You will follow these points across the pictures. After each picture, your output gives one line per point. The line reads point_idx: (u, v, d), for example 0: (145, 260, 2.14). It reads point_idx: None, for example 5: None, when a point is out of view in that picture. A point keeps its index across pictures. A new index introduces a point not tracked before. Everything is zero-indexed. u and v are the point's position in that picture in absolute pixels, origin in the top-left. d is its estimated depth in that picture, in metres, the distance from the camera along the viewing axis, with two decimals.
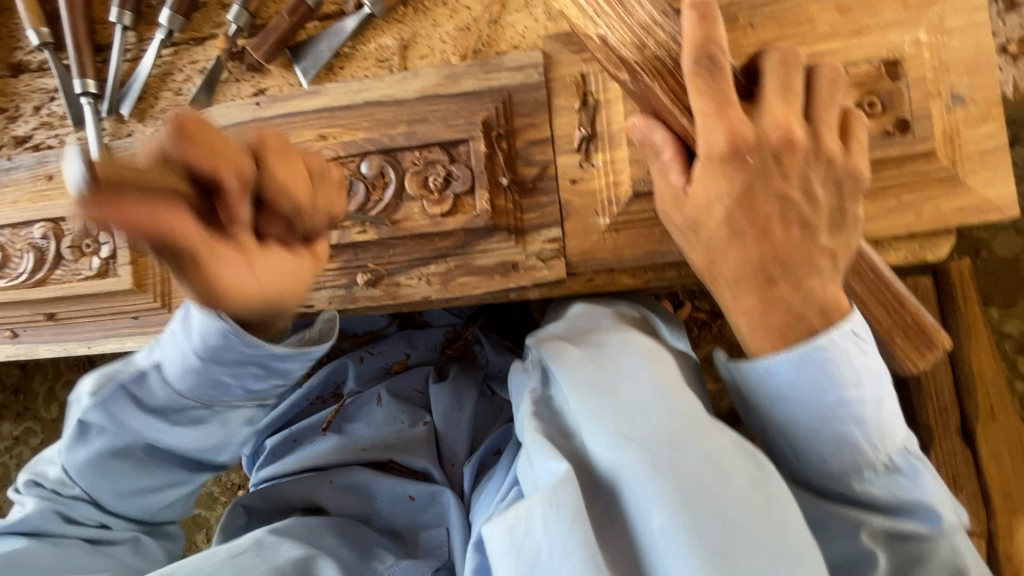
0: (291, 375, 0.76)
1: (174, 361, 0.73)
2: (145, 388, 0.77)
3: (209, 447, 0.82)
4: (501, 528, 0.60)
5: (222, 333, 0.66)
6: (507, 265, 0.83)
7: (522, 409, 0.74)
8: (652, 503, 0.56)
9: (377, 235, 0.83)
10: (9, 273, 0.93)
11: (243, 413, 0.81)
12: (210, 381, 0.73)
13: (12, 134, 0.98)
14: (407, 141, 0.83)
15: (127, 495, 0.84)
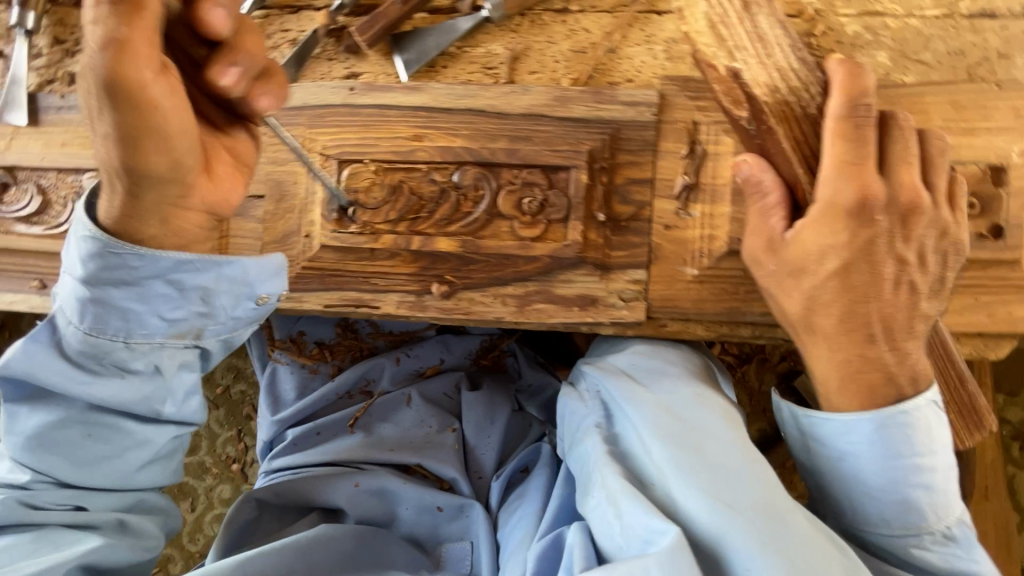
0: (214, 300, 0.67)
1: (72, 300, 0.65)
2: (59, 335, 0.66)
3: (151, 398, 0.69)
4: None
5: (97, 241, 0.62)
6: (588, 299, 0.81)
7: (595, 451, 0.74)
8: (763, 570, 0.60)
9: (461, 248, 0.81)
10: (47, 220, 0.86)
11: (183, 354, 0.69)
12: (108, 309, 0.64)
13: (67, 70, 0.90)
14: (508, 157, 0.81)
15: (88, 465, 0.71)
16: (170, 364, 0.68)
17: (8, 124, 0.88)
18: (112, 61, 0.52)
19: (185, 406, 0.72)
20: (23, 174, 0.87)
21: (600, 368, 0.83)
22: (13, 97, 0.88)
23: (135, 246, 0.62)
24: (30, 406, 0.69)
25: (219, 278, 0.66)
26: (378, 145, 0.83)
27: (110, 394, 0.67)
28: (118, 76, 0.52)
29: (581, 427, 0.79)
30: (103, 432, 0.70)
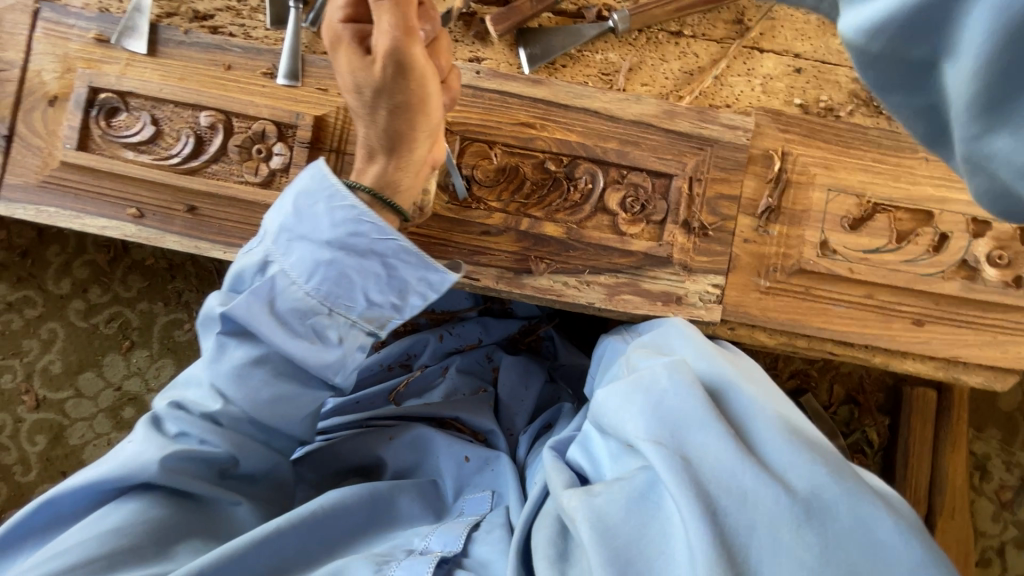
0: (408, 294, 0.78)
1: (303, 261, 0.74)
2: (276, 292, 0.75)
3: (328, 365, 0.77)
4: (626, 382, 0.72)
5: (349, 212, 0.73)
6: (671, 296, 0.90)
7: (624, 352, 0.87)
8: (757, 401, 0.68)
9: (565, 234, 0.88)
10: (158, 152, 0.87)
11: (360, 335, 0.78)
12: (335, 277, 0.74)
13: (191, 6, 0.92)
14: (618, 158, 0.88)
15: (261, 408, 0.79)
16: (354, 339, 0.77)
17: (125, 50, 0.88)
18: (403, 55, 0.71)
19: (348, 381, 0.82)
20: (136, 102, 0.87)
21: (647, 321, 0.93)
22: (134, 24, 0.88)
23: (381, 226, 0.74)
24: (239, 341, 0.77)
25: (419, 278, 0.77)
26: (500, 129, 0.88)
27: (307, 352, 0.76)
28: (406, 68, 0.71)
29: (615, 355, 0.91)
30: (288, 372, 0.79)
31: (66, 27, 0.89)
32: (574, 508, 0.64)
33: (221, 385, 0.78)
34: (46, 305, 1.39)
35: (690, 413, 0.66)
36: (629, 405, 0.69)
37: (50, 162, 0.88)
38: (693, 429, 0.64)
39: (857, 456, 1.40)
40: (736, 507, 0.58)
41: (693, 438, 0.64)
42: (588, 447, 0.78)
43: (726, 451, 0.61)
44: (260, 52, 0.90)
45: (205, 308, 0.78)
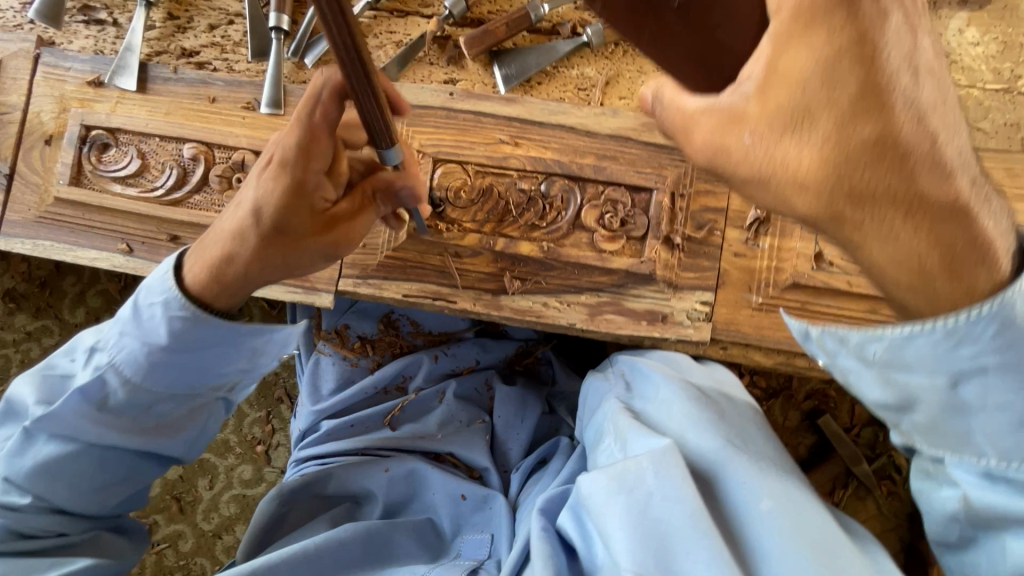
0: (258, 358, 0.84)
1: (129, 356, 0.78)
2: (106, 389, 0.79)
3: (177, 443, 0.87)
4: (607, 475, 0.69)
5: (188, 317, 0.76)
6: (656, 315, 0.86)
7: (611, 409, 0.83)
8: (756, 492, 0.67)
9: (542, 253, 0.85)
10: (144, 184, 0.90)
11: (202, 403, 0.85)
12: (165, 368, 0.78)
13: (179, 44, 0.95)
14: (595, 174, 0.85)
15: (89, 491, 0.84)
16: (201, 412, 0.86)
17: (115, 88, 0.92)
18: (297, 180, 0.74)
19: (191, 450, 0.91)
20: (125, 137, 0.91)
21: (632, 359, 0.92)
22: (125, 63, 0.92)
23: (204, 314, 0.76)
24: (99, 410, 0.80)
25: (267, 341, 0.83)
26: (474, 150, 0.87)
27: (167, 436, 0.85)
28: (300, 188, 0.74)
29: (599, 400, 0.89)
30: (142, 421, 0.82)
31: (63, 70, 0.93)
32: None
33: (54, 450, 0.80)
34: (63, 333, 1.45)
35: (676, 530, 0.64)
36: (611, 510, 0.66)
37: (46, 198, 0.92)
38: (681, 549, 0.63)
39: (885, 483, 1.30)
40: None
41: (678, 562, 0.62)
42: (578, 518, 0.78)
43: (717, 573, 0.60)
44: (242, 85, 0.92)
45: (4, 401, 0.82)
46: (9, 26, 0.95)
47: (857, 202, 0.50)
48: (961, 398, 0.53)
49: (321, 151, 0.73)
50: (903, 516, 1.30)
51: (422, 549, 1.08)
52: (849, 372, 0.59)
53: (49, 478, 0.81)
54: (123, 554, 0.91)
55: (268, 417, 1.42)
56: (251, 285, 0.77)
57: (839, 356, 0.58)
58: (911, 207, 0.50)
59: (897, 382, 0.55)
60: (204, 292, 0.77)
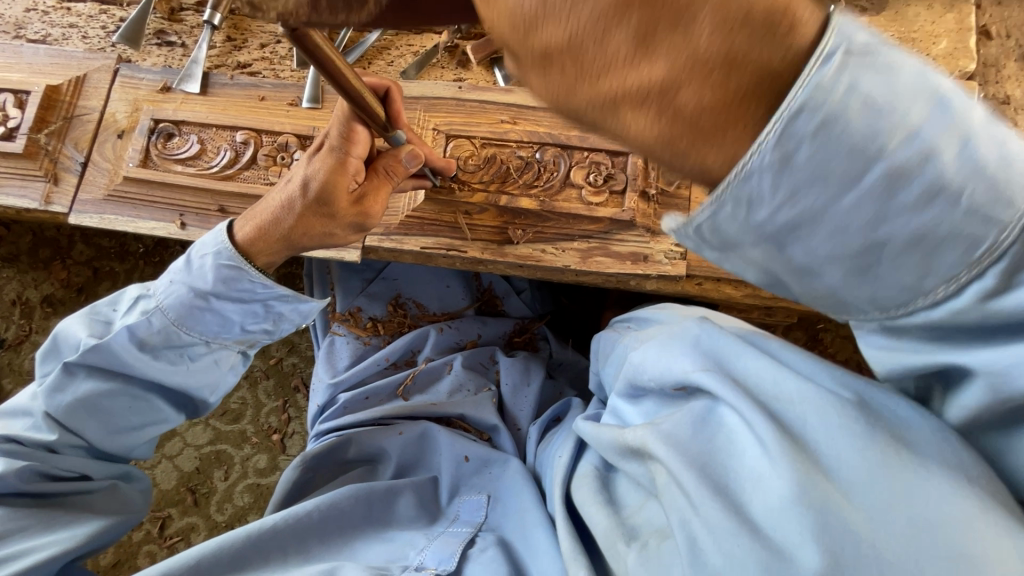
0: (281, 321, 0.95)
1: (177, 302, 0.88)
2: (145, 330, 0.88)
3: (201, 385, 0.95)
4: (658, 338, 0.75)
5: (234, 271, 0.87)
6: (639, 255, 1.00)
7: (626, 340, 0.97)
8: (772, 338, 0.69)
9: (539, 207, 1.01)
10: (201, 164, 1.07)
11: (233, 355, 0.95)
12: (215, 315, 0.90)
13: (235, 59, 1.16)
14: (580, 143, 1.03)
15: (113, 432, 0.92)
16: (228, 363, 0.95)
17: (182, 91, 1.11)
18: (328, 172, 0.89)
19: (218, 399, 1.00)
20: (187, 128, 1.09)
21: (637, 315, 1.09)
22: (190, 72, 1.12)
23: (252, 273, 0.88)
24: (141, 346, 0.88)
25: (292, 310, 0.94)
26: (480, 127, 1.05)
27: (194, 378, 0.93)
28: (333, 175, 0.89)
29: (614, 343, 1.03)
30: (175, 362, 0.91)
31: (138, 80, 1.13)
32: (644, 438, 0.66)
33: (91, 386, 0.88)
34: None
35: (726, 349, 0.67)
36: (670, 354, 0.71)
37: (114, 179, 1.08)
38: (735, 356, 0.65)
39: None
40: (787, 409, 0.58)
41: (737, 365, 0.64)
42: (618, 413, 0.80)
43: (770, 366, 0.62)
44: (287, 86, 1.11)
45: (59, 335, 0.91)
46: (95, 49, 1.17)
47: (683, 128, 0.36)
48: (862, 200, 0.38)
49: (359, 138, 0.91)
50: None
51: (421, 514, 1.08)
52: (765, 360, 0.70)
53: (84, 412, 0.89)
54: (134, 504, 0.97)
55: (285, 407, 1.50)
56: (291, 245, 0.92)
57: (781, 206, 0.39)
58: (732, 111, 0.35)
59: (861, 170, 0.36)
60: (251, 246, 0.90)
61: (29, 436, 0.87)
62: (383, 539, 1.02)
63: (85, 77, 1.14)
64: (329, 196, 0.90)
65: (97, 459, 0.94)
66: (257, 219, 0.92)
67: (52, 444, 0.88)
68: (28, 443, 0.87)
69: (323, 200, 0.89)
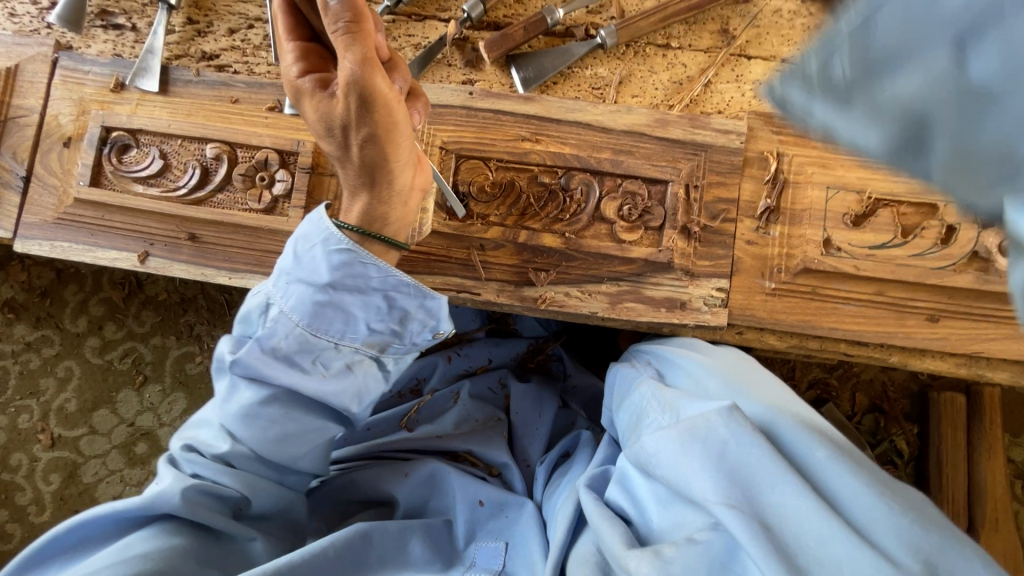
0: (408, 321, 0.76)
1: (301, 303, 0.73)
2: (276, 338, 0.74)
3: (342, 397, 0.77)
4: (677, 431, 0.69)
5: (349, 254, 0.72)
6: (675, 301, 0.88)
7: (649, 388, 0.83)
8: (813, 442, 0.69)
9: (564, 244, 0.88)
10: (165, 184, 0.91)
11: (365, 361, 0.77)
12: (339, 312, 0.73)
13: (199, 48, 0.97)
14: (612, 167, 0.89)
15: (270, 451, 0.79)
16: (359, 370, 0.77)
17: (138, 89, 0.93)
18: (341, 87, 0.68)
19: (360, 410, 0.81)
20: (146, 138, 0.92)
21: (654, 344, 0.94)
22: (146, 65, 0.93)
23: (366, 256, 0.72)
24: (284, 357, 0.74)
25: (419, 307, 0.75)
26: (495, 145, 0.89)
27: (323, 391, 0.75)
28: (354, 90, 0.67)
29: (632, 384, 0.88)
30: (309, 369, 0.75)
31: (82, 73, 0.94)
32: (644, 568, 0.62)
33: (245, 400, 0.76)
34: (64, 343, 1.42)
35: (758, 470, 0.65)
36: (688, 460, 0.67)
37: (64, 199, 0.91)
38: (766, 487, 0.64)
39: (887, 468, 1.33)
40: (823, 573, 0.58)
41: (768, 498, 0.64)
42: (627, 485, 0.76)
43: (805, 509, 0.62)
44: (263, 86, 0.94)
45: (216, 353, 0.78)
46: (26, 32, 0.96)
47: None
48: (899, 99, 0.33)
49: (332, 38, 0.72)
50: None
51: (436, 557, 0.98)
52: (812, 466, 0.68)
53: (247, 423, 0.77)
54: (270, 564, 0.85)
55: None
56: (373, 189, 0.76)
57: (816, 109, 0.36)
58: None
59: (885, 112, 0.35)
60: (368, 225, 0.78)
61: (209, 447, 0.79)
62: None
63: (18, 69, 0.94)
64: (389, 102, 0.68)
65: (266, 480, 0.83)
66: (365, 175, 0.75)
67: (230, 457, 0.79)
68: (206, 452, 0.80)
69: (388, 115, 0.69)
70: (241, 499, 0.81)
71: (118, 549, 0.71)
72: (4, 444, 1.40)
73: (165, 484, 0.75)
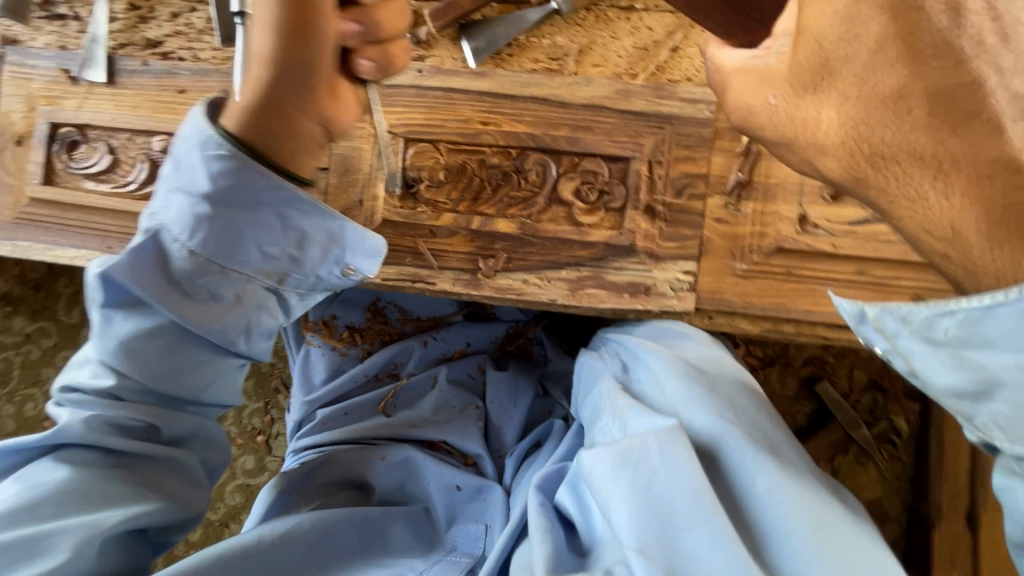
0: (306, 243, 0.73)
1: (181, 215, 0.69)
2: (160, 252, 0.70)
3: (229, 329, 0.74)
4: (611, 452, 0.60)
5: (227, 160, 0.67)
6: (638, 286, 0.84)
7: (607, 388, 0.74)
8: (757, 467, 0.60)
9: (518, 230, 0.84)
10: (116, 179, 0.90)
11: (259, 288, 0.74)
12: (223, 231, 0.69)
13: (143, 35, 0.93)
14: (569, 145, 0.83)
15: (169, 373, 0.74)
16: (250, 299, 0.73)
17: (85, 81, 0.91)
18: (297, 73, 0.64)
19: (256, 344, 0.78)
20: (95, 132, 0.90)
21: (622, 333, 0.86)
22: (92, 55, 0.91)
23: (266, 171, 0.68)
24: (170, 275, 0.70)
25: (317, 227, 0.72)
26: (445, 127, 0.85)
27: (208, 317, 0.72)
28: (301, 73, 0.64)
29: (593, 376, 0.80)
30: (197, 297, 0.72)
31: (30, 69, 0.92)
32: None
33: (129, 322, 0.72)
34: (60, 333, 1.46)
35: (683, 505, 0.57)
36: (613, 488, 0.58)
37: (21, 198, 0.91)
38: (686, 525, 0.56)
39: (885, 448, 1.28)
40: None
41: (687, 538, 0.55)
42: (576, 490, 0.68)
43: (726, 552, 0.54)
44: (208, 73, 0.91)
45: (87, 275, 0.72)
46: None
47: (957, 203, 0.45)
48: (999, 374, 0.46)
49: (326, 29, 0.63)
50: (905, 479, 1.29)
51: (417, 540, 0.96)
52: (756, 492, 0.59)
53: (135, 352, 0.72)
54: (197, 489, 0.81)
55: (266, 408, 1.42)
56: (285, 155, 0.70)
57: (899, 338, 0.50)
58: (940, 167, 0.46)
59: (972, 362, 0.47)
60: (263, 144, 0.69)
61: (92, 383, 0.73)
62: (383, 565, 0.90)
63: None
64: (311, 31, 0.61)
65: (172, 408, 0.77)
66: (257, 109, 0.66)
67: (120, 390, 0.74)
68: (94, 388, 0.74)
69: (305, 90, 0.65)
70: (151, 428, 0.77)
71: (30, 480, 0.70)
72: (12, 431, 1.46)
73: (66, 418, 0.72)
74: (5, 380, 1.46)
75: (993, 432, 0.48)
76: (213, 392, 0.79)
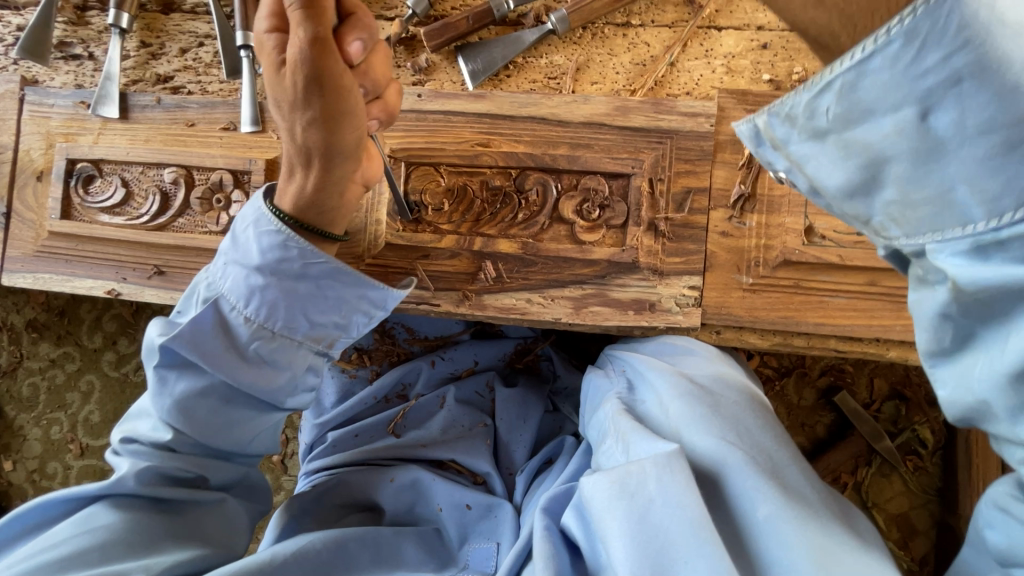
0: (351, 312, 0.76)
1: (239, 286, 0.72)
2: (219, 324, 0.73)
3: (281, 391, 0.76)
4: (609, 478, 0.60)
5: (278, 235, 0.70)
6: (643, 303, 0.83)
7: (610, 409, 0.74)
8: (758, 491, 0.58)
9: (520, 250, 0.84)
10: (130, 212, 0.92)
11: (310, 354, 0.76)
12: (280, 303, 0.72)
13: (154, 71, 0.98)
14: (569, 164, 0.83)
15: (216, 428, 0.76)
16: (301, 364, 0.76)
17: (99, 117, 0.94)
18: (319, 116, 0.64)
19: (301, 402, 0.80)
20: (109, 167, 0.93)
21: (628, 352, 0.86)
22: (105, 92, 0.93)
23: (313, 251, 0.71)
24: (220, 339, 0.73)
25: (361, 295, 0.75)
26: (445, 150, 0.85)
27: (262, 381, 0.74)
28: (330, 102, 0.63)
29: (600, 397, 0.80)
30: (259, 361, 0.74)
31: (48, 107, 0.96)
32: None
33: (180, 387, 0.74)
34: (84, 359, 1.50)
35: (678, 534, 0.55)
36: (612, 517, 0.58)
37: (42, 232, 0.95)
38: (679, 553, 0.54)
39: (910, 459, 1.24)
40: None
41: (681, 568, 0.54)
42: (581, 514, 0.67)
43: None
44: (216, 105, 0.93)
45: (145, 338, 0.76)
46: None
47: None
48: (935, 133, 0.35)
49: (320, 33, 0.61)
50: (933, 491, 1.24)
51: (427, 560, 0.95)
52: (756, 517, 0.57)
53: (186, 412, 0.75)
54: (239, 537, 0.83)
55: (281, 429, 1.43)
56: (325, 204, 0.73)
57: (792, 143, 0.44)
58: None
59: (858, 143, 0.39)
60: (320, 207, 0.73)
61: (149, 436, 0.76)
62: None
63: None
64: (340, 90, 0.63)
65: (219, 460, 0.81)
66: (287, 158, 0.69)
67: (172, 443, 0.76)
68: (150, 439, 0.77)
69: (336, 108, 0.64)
70: (200, 477, 0.80)
71: (80, 521, 0.71)
72: (40, 454, 1.50)
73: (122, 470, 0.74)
74: (33, 405, 1.50)
75: (900, 222, 0.40)
76: (257, 442, 0.82)
